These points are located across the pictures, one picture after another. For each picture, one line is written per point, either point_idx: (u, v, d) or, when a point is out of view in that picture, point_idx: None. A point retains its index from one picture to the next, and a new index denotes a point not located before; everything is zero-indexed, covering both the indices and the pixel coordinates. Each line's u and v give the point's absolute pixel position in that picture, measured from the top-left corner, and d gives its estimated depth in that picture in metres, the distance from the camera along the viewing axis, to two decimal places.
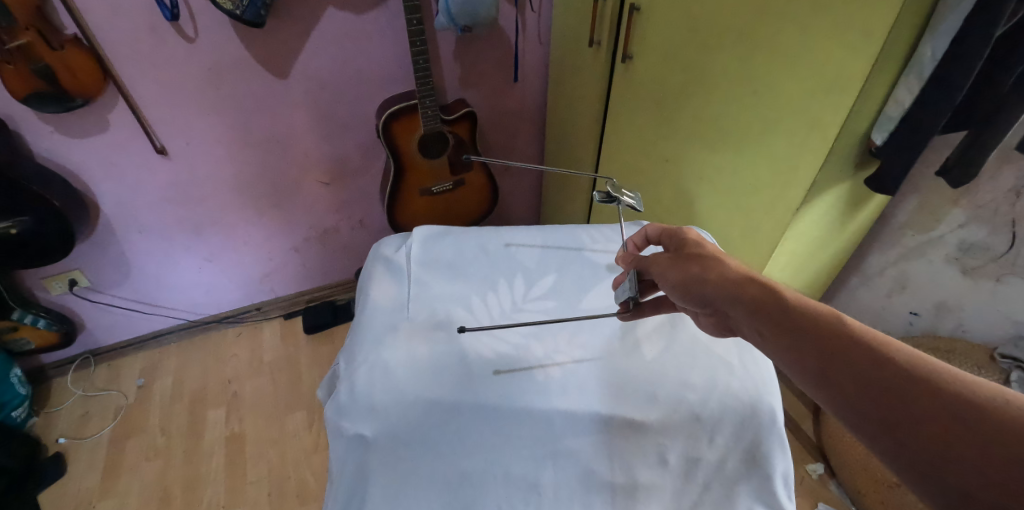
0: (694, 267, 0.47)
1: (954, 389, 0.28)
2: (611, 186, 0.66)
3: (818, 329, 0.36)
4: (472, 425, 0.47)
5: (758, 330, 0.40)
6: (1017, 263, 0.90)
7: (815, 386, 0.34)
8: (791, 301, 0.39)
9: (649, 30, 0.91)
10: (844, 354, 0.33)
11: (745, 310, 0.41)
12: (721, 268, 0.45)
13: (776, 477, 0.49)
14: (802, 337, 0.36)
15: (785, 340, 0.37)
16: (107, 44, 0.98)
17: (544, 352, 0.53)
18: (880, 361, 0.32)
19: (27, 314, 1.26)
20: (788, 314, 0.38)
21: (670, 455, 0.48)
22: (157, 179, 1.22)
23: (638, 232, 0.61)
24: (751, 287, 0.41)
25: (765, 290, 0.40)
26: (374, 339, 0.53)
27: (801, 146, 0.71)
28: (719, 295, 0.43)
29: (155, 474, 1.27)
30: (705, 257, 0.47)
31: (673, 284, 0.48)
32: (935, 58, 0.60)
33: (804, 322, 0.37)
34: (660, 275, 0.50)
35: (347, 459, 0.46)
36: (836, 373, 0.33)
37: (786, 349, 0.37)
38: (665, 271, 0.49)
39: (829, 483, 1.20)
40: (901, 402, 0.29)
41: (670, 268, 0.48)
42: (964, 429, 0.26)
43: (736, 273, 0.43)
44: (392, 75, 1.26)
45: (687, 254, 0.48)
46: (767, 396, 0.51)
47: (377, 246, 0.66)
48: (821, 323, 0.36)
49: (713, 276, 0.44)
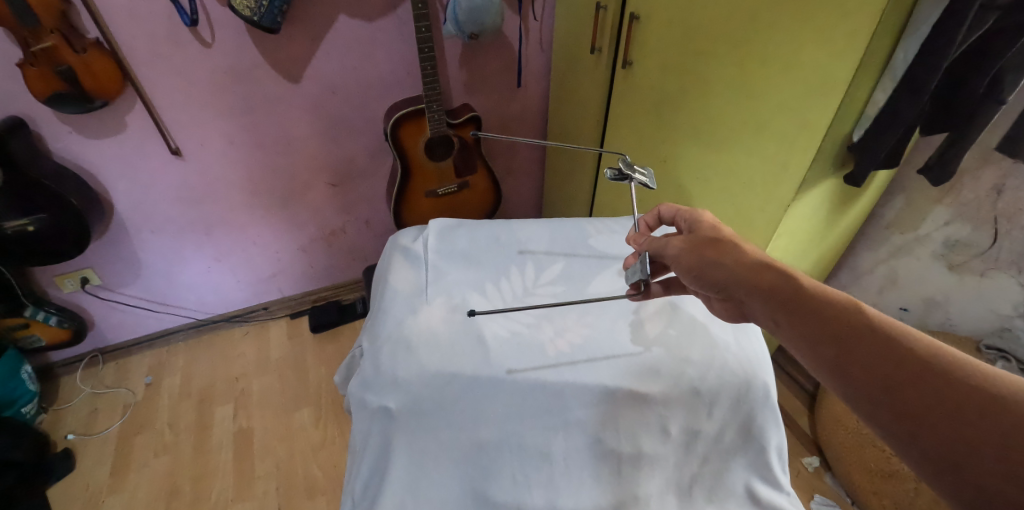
0: (710, 250, 0.49)
1: (956, 374, 0.32)
2: (623, 163, 0.70)
3: (834, 317, 0.39)
4: (489, 400, 0.50)
5: (773, 315, 0.43)
6: (1000, 259, 0.95)
7: (828, 371, 0.38)
8: (808, 289, 0.42)
9: (648, 38, 0.96)
10: (857, 342, 0.37)
11: (759, 296, 0.44)
12: (735, 252, 0.48)
13: (770, 450, 0.52)
14: (817, 322, 0.40)
15: (799, 326, 0.41)
16: (127, 48, 1.02)
17: (554, 331, 0.58)
18: (892, 349, 0.35)
19: (39, 310, 1.29)
20: (802, 301, 0.41)
21: (671, 426, 0.52)
22: (171, 180, 1.26)
23: (653, 214, 0.66)
24: (766, 273, 0.45)
25: (778, 276, 0.44)
26: (395, 320, 0.57)
27: (791, 146, 0.76)
28: (732, 280, 0.46)
29: (163, 469, 1.29)
30: (723, 241, 0.50)
31: (686, 268, 0.51)
32: (906, 60, 0.65)
33: (821, 310, 0.40)
34: (673, 257, 0.53)
35: (372, 431, 0.49)
36: (848, 360, 0.37)
37: (800, 334, 0.40)
38: (680, 253, 0.52)
39: (824, 475, 1.24)
40: (909, 385, 0.33)
41: (686, 251, 0.51)
42: (965, 410, 0.30)
43: (752, 259, 0.47)
44: (400, 80, 1.31)
45: (701, 238, 0.51)
46: (761, 372, 0.54)
47: (395, 238, 0.71)
48: (836, 311, 0.39)
49: (729, 260, 0.47)
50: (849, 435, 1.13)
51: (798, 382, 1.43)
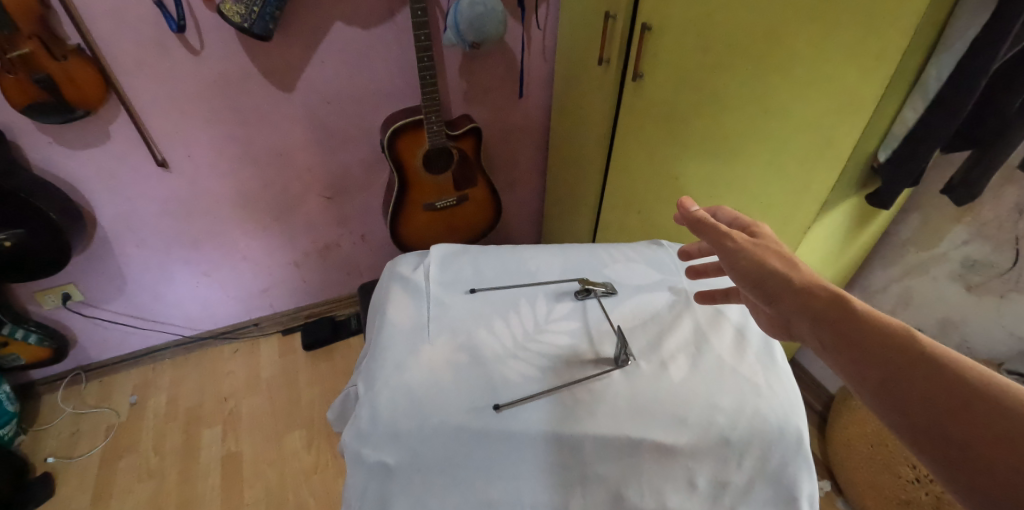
0: (772, 260, 0.43)
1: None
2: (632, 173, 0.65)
3: (888, 344, 0.33)
4: (499, 454, 0.46)
5: (820, 338, 0.37)
6: (1021, 281, 0.89)
7: (883, 406, 0.31)
8: (863, 313, 0.36)
9: (659, 50, 0.92)
10: (908, 370, 0.31)
11: (808, 318, 0.38)
12: (795, 266, 0.42)
13: (802, 499, 0.47)
14: (869, 349, 0.33)
15: (849, 354, 0.34)
16: (110, 55, 0.97)
17: (570, 373, 0.52)
18: (946, 379, 0.29)
19: (18, 328, 1.23)
20: (855, 325, 0.35)
21: (700, 478, 0.47)
22: (158, 193, 1.20)
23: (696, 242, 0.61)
24: (820, 294, 0.39)
25: (835, 297, 0.38)
26: (395, 362, 0.52)
27: (814, 166, 0.72)
28: (787, 295, 0.40)
29: (147, 496, 1.22)
30: (770, 259, 0.43)
31: (743, 272, 0.44)
32: (940, 79, 0.61)
33: (873, 337, 0.34)
34: (733, 253, 0.45)
35: (368, 489, 0.45)
36: (898, 386, 0.31)
37: (850, 362, 0.34)
38: (741, 248, 0.45)
39: (837, 500, 1.21)
40: (960, 417, 0.27)
41: (747, 249, 0.44)
42: None
43: (803, 280, 0.40)
44: (398, 90, 1.26)
45: (745, 259, 0.44)
46: (794, 417, 0.49)
47: (394, 266, 0.66)
48: (892, 338, 0.33)
49: (775, 278, 0.42)
50: (863, 461, 1.08)
51: (808, 402, 1.39)
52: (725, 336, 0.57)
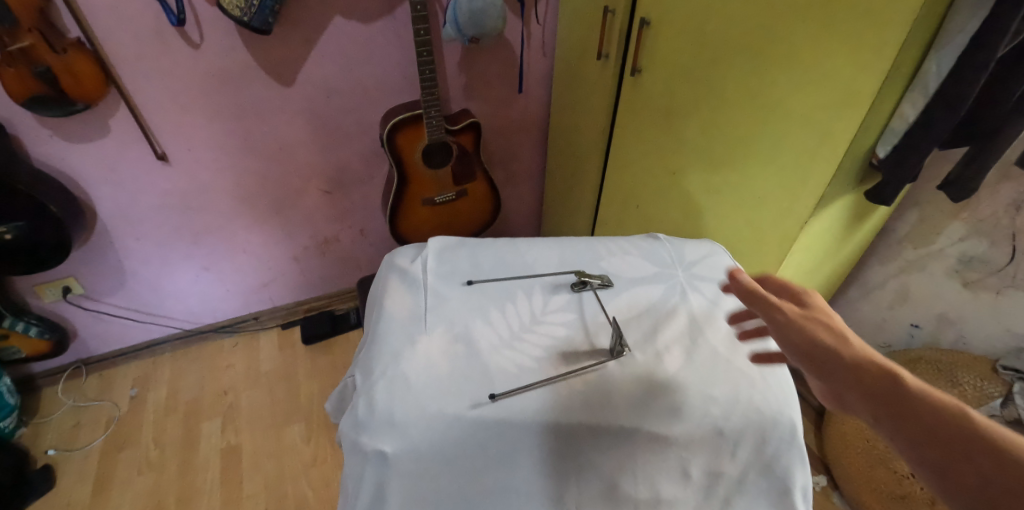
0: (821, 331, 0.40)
1: None
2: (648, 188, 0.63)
3: (961, 435, 0.29)
4: (495, 444, 0.46)
5: (883, 422, 0.33)
6: (1017, 277, 0.90)
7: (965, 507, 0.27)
8: (925, 396, 0.32)
9: (658, 44, 0.92)
10: (990, 465, 0.27)
11: (865, 399, 0.34)
12: (847, 340, 0.38)
13: (794, 490, 0.49)
14: (939, 439, 0.29)
15: (918, 443, 0.30)
16: (110, 48, 0.96)
17: (565, 364, 0.52)
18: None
19: (18, 321, 1.23)
20: (921, 411, 0.31)
21: (693, 469, 0.48)
22: (158, 186, 1.20)
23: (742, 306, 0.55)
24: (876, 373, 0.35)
25: (894, 378, 0.34)
26: (392, 352, 0.52)
27: (810, 161, 0.72)
28: (841, 371, 0.37)
29: (147, 488, 1.22)
30: (819, 331, 0.40)
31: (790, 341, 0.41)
32: (940, 74, 0.60)
33: (945, 426, 0.30)
34: (779, 320, 0.42)
35: (366, 477, 0.45)
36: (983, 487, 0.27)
37: (920, 453, 0.30)
38: (787, 315, 0.42)
39: (832, 495, 1.21)
40: None
41: (795, 318, 0.41)
42: None
43: (854, 356, 0.37)
44: (397, 85, 1.26)
45: (794, 332, 0.41)
46: (788, 409, 0.50)
47: (392, 258, 0.67)
48: (965, 426, 0.29)
49: (826, 353, 0.38)
50: (859, 457, 1.09)
51: (805, 398, 1.41)
52: (720, 328, 0.57)
